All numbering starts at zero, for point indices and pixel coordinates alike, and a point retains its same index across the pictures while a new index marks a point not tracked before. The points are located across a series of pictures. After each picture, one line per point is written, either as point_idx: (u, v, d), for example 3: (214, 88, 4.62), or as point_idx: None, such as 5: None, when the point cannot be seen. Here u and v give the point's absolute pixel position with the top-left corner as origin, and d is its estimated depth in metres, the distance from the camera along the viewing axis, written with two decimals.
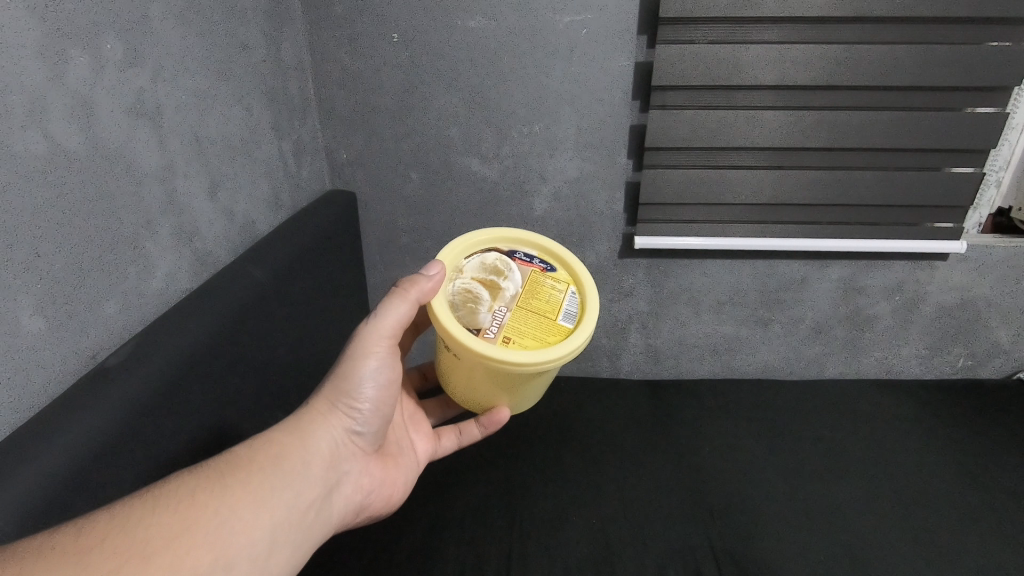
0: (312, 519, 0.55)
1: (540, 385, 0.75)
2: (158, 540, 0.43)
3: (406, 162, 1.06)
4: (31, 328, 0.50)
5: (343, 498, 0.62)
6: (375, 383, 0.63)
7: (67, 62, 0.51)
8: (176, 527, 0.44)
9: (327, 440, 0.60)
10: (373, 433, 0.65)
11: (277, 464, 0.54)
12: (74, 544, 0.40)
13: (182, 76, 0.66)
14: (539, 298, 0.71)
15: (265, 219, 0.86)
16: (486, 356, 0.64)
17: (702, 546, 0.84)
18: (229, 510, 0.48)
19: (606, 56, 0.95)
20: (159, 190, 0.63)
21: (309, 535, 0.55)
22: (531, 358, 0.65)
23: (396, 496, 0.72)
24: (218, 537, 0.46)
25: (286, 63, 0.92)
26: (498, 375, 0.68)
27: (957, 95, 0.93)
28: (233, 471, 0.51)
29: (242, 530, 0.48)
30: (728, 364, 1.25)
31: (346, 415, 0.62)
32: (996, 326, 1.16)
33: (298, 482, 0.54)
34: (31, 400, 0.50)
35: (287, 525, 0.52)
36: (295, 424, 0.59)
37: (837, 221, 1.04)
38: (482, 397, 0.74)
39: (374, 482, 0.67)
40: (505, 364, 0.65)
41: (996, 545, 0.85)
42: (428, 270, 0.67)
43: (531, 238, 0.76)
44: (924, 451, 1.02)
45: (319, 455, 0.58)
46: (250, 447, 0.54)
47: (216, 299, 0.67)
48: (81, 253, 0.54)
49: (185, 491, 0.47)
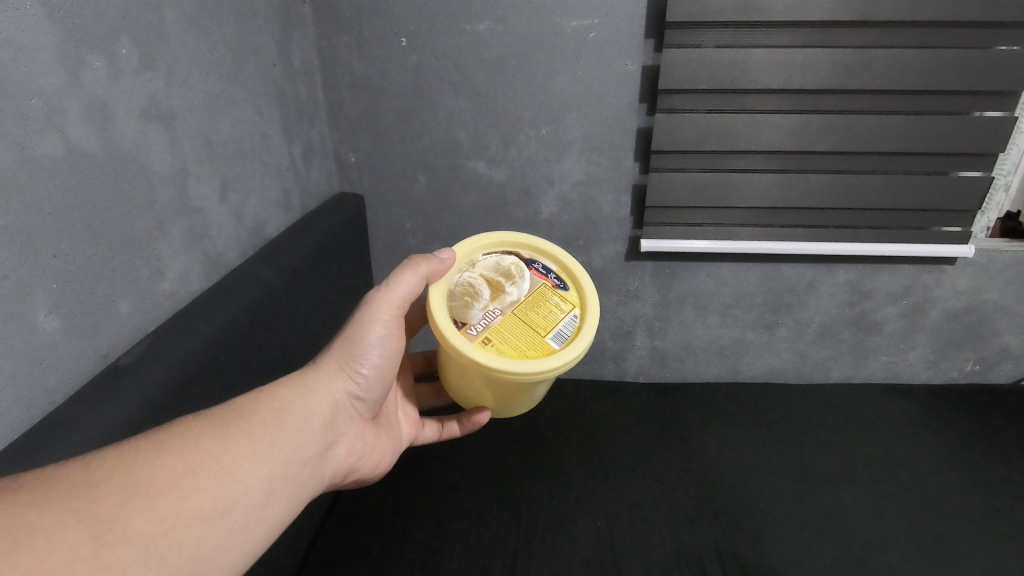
0: (310, 474, 0.55)
1: (520, 399, 0.74)
2: (165, 477, 0.42)
3: (414, 165, 1.07)
4: (47, 327, 0.51)
5: (337, 458, 0.61)
6: (379, 349, 0.64)
7: (83, 66, 0.52)
8: (182, 468, 0.43)
9: (329, 398, 0.60)
10: (373, 400, 0.66)
11: (281, 416, 0.54)
12: (84, 477, 0.40)
13: (194, 79, 0.68)
14: (537, 312, 0.71)
15: (274, 220, 0.87)
16: (456, 349, 0.66)
17: (706, 547, 0.84)
18: (234, 455, 0.47)
19: (614, 60, 0.95)
20: (171, 191, 0.64)
21: (306, 489, 0.54)
22: (494, 364, 0.65)
23: (383, 464, 0.72)
24: (222, 480, 0.45)
25: (296, 66, 0.93)
26: (471, 373, 0.69)
27: (965, 99, 0.93)
28: (238, 418, 0.50)
29: (245, 477, 0.47)
30: (734, 368, 1.25)
31: (350, 378, 0.62)
32: (1005, 331, 1.15)
33: (299, 435, 0.54)
34: (46, 397, 0.51)
35: (288, 475, 0.51)
36: (299, 379, 0.59)
37: (845, 224, 1.04)
38: (462, 392, 0.75)
39: (365, 447, 0.67)
40: (471, 362, 0.66)
41: (1004, 550, 0.84)
42: (440, 253, 0.70)
43: (555, 253, 0.76)
44: (933, 455, 1.02)
45: (321, 412, 0.58)
46: (255, 397, 0.54)
47: (227, 300, 0.68)
48: (95, 254, 0.55)
49: (192, 434, 0.46)
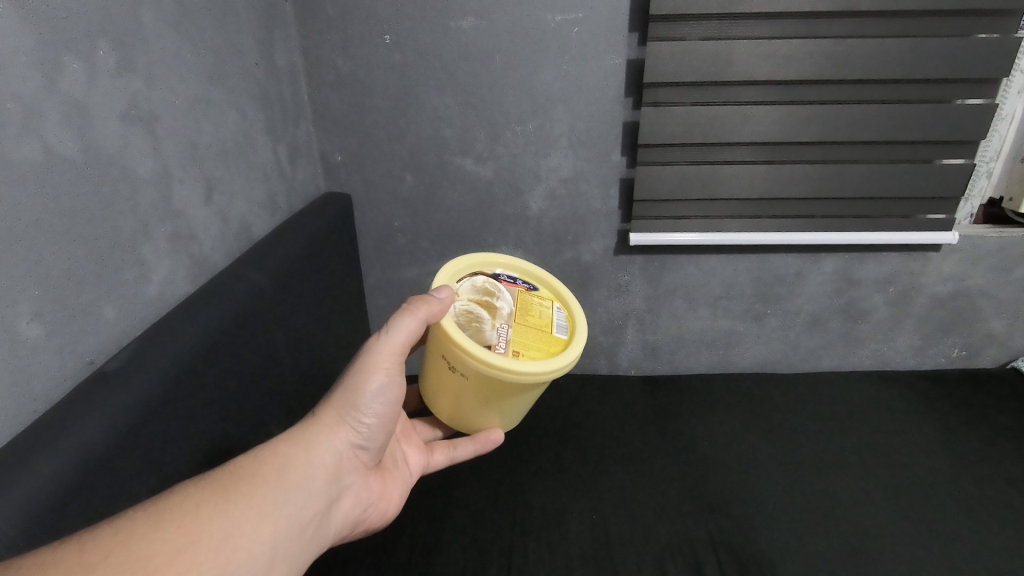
0: (313, 533, 0.54)
1: (530, 402, 0.75)
2: (165, 552, 0.40)
3: (401, 163, 1.06)
4: (30, 334, 0.50)
5: (341, 511, 0.60)
6: (383, 397, 0.63)
7: (59, 68, 0.51)
8: (182, 540, 0.42)
9: (332, 451, 0.59)
10: (376, 448, 0.65)
11: (283, 475, 0.52)
12: (80, 559, 0.38)
13: (175, 80, 0.67)
14: (533, 315, 0.74)
15: (260, 222, 0.86)
16: (499, 372, 0.63)
17: (702, 540, 0.84)
18: (235, 522, 0.46)
19: (598, 54, 0.95)
20: (154, 194, 0.64)
21: (311, 549, 0.53)
22: (541, 372, 0.65)
23: (390, 510, 0.71)
24: (224, 549, 0.44)
25: (279, 66, 0.92)
26: (502, 390, 0.68)
27: (946, 88, 0.94)
28: (240, 481, 0.49)
29: (247, 544, 0.46)
30: (725, 359, 1.25)
31: (352, 429, 0.62)
32: (990, 316, 1.17)
33: (302, 494, 0.53)
34: (32, 405, 0.50)
35: (290, 538, 0.50)
36: (301, 434, 0.58)
37: (832, 214, 1.05)
38: (479, 414, 0.73)
39: (370, 496, 0.66)
40: (516, 379, 0.64)
41: (994, 532, 0.85)
42: (437, 292, 0.66)
43: (512, 262, 0.81)
44: (923, 441, 1.03)
45: (324, 466, 0.57)
46: (257, 457, 0.52)
47: (215, 300, 0.68)
48: (77, 259, 0.54)
49: (192, 502, 0.45)
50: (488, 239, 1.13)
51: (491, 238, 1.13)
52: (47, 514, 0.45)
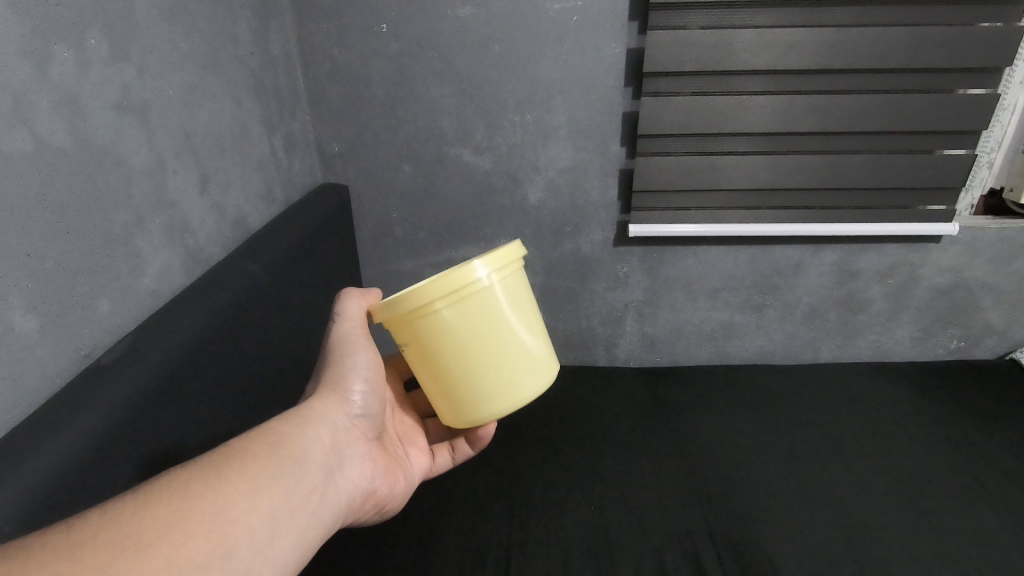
0: (320, 504, 0.52)
1: (515, 348, 0.64)
2: (156, 527, 0.38)
3: (398, 154, 1.06)
4: (24, 328, 0.49)
5: (351, 483, 0.58)
6: (367, 369, 0.65)
7: (49, 57, 0.51)
8: (174, 515, 0.40)
9: (326, 424, 0.58)
10: (370, 422, 0.64)
11: (275, 450, 0.51)
12: (66, 540, 0.36)
13: (167, 68, 0.66)
14: None
15: (256, 213, 0.85)
16: (407, 299, 0.60)
17: (700, 529, 0.84)
18: (229, 495, 0.44)
19: (597, 43, 0.95)
20: (148, 184, 0.63)
21: (320, 519, 0.51)
22: (446, 275, 0.59)
23: (400, 488, 0.69)
24: (220, 521, 0.42)
25: (274, 56, 0.91)
26: (442, 330, 0.62)
27: (949, 77, 0.93)
28: (231, 457, 0.47)
29: (246, 515, 0.43)
30: (724, 350, 1.25)
31: (342, 402, 0.61)
32: (988, 307, 1.17)
33: (300, 465, 0.51)
34: (25, 399, 0.49)
35: (293, 509, 0.48)
36: (291, 414, 0.56)
37: (831, 205, 1.04)
38: (467, 388, 0.64)
39: (378, 468, 0.64)
40: (427, 296, 0.59)
41: (991, 517, 0.85)
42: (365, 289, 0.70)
43: None
44: (921, 432, 1.03)
45: (320, 438, 0.56)
46: (247, 436, 0.51)
47: (212, 292, 0.67)
48: (72, 251, 0.53)
49: (182, 481, 0.43)
50: (487, 231, 1.12)
51: (490, 229, 1.12)
52: (45, 512, 0.44)
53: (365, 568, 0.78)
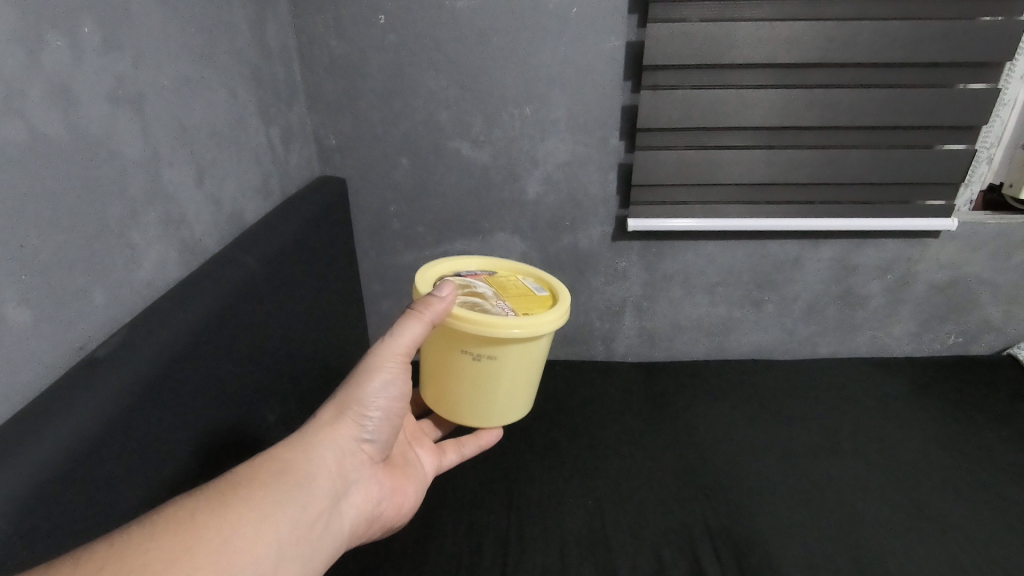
0: (322, 533, 0.52)
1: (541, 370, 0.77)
2: (157, 563, 0.39)
3: (396, 147, 1.05)
4: (18, 319, 0.48)
5: (356, 506, 0.58)
6: (386, 395, 0.61)
7: (41, 45, 0.50)
8: (176, 551, 0.41)
9: (334, 448, 0.57)
10: (383, 442, 0.62)
11: (280, 479, 0.51)
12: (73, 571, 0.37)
13: (161, 59, 0.65)
14: (509, 287, 0.77)
15: (253, 206, 0.85)
16: (530, 329, 0.65)
17: (697, 523, 0.84)
18: (230, 530, 0.44)
19: (597, 36, 0.94)
20: (143, 176, 0.62)
21: (321, 549, 0.51)
22: (558, 317, 0.69)
23: (410, 503, 0.68)
24: (221, 557, 0.42)
25: (271, 47, 0.90)
26: (531, 356, 0.69)
27: (949, 71, 0.93)
28: (235, 486, 0.48)
29: (246, 552, 0.44)
30: (722, 345, 1.25)
31: (356, 424, 0.59)
32: (986, 303, 1.17)
33: (305, 494, 0.51)
34: (19, 390, 0.49)
35: (294, 542, 0.48)
36: (300, 437, 0.56)
37: (830, 200, 1.04)
38: (509, 401, 0.72)
39: (386, 488, 0.63)
40: (546, 330, 0.67)
41: (987, 514, 0.85)
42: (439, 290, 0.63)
43: (465, 260, 0.83)
44: (918, 428, 1.03)
45: (327, 464, 0.55)
46: (254, 462, 0.51)
47: (208, 285, 0.66)
48: (67, 242, 0.53)
49: (186, 511, 0.43)
50: (485, 225, 1.12)
51: (488, 223, 1.12)
52: (39, 508, 0.44)
53: (363, 562, 0.77)
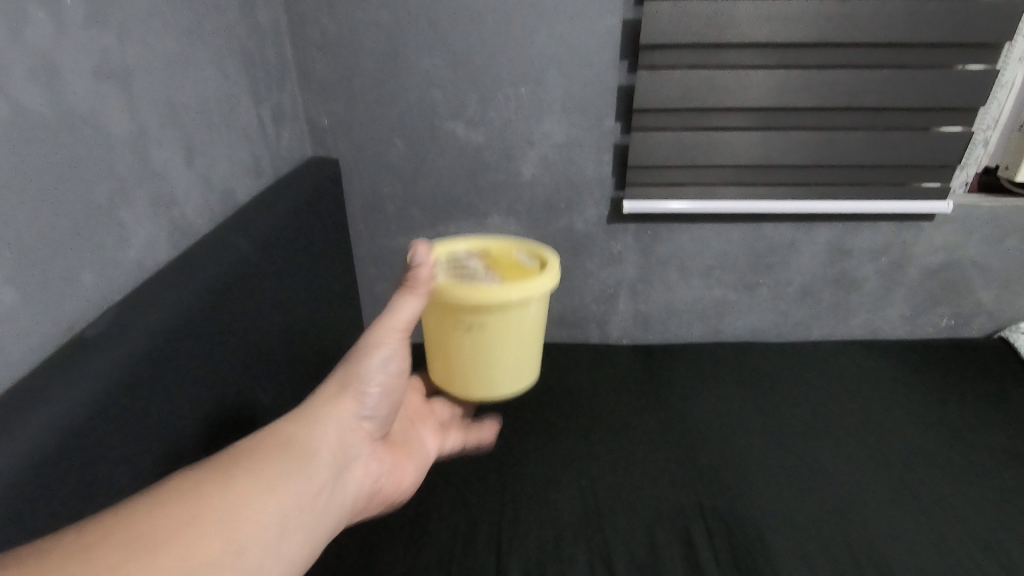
0: (327, 504, 0.51)
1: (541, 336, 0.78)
2: (166, 529, 0.39)
3: (390, 128, 1.03)
4: (4, 297, 0.48)
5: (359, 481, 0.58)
6: (386, 371, 0.61)
7: (23, 19, 0.49)
8: (184, 518, 0.40)
9: (336, 423, 0.56)
10: (382, 419, 0.62)
11: (283, 451, 0.50)
12: (77, 541, 0.36)
13: (149, 35, 0.64)
14: (501, 256, 0.77)
15: (244, 187, 0.84)
16: (523, 292, 0.66)
17: (690, 504, 0.85)
18: (237, 498, 0.44)
19: (593, 15, 0.93)
20: (131, 155, 0.61)
21: (327, 519, 0.51)
22: (550, 277, 0.69)
23: (409, 481, 0.68)
24: (229, 524, 0.42)
25: (262, 25, 0.89)
26: (528, 319, 0.71)
27: (947, 52, 0.93)
28: (239, 458, 0.47)
29: (253, 518, 0.44)
30: (717, 329, 1.25)
31: (356, 400, 0.59)
32: (979, 286, 1.18)
33: (309, 465, 0.51)
34: (7, 369, 0.48)
35: (301, 510, 0.48)
36: (301, 412, 0.55)
37: (826, 182, 1.04)
38: (513, 367, 0.74)
39: (385, 465, 0.63)
40: (542, 291, 0.68)
41: (975, 495, 0.87)
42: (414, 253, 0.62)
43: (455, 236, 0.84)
44: (909, 410, 1.04)
45: (329, 438, 0.55)
46: (257, 436, 0.51)
47: (200, 265, 0.66)
48: (54, 221, 0.52)
49: (191, 482, 0.43)
50: (480, 207, 1.11)
51: (483, 206, 1.11)
52: (29, 486, 0.43)
53: (358, 544, 0.78)
